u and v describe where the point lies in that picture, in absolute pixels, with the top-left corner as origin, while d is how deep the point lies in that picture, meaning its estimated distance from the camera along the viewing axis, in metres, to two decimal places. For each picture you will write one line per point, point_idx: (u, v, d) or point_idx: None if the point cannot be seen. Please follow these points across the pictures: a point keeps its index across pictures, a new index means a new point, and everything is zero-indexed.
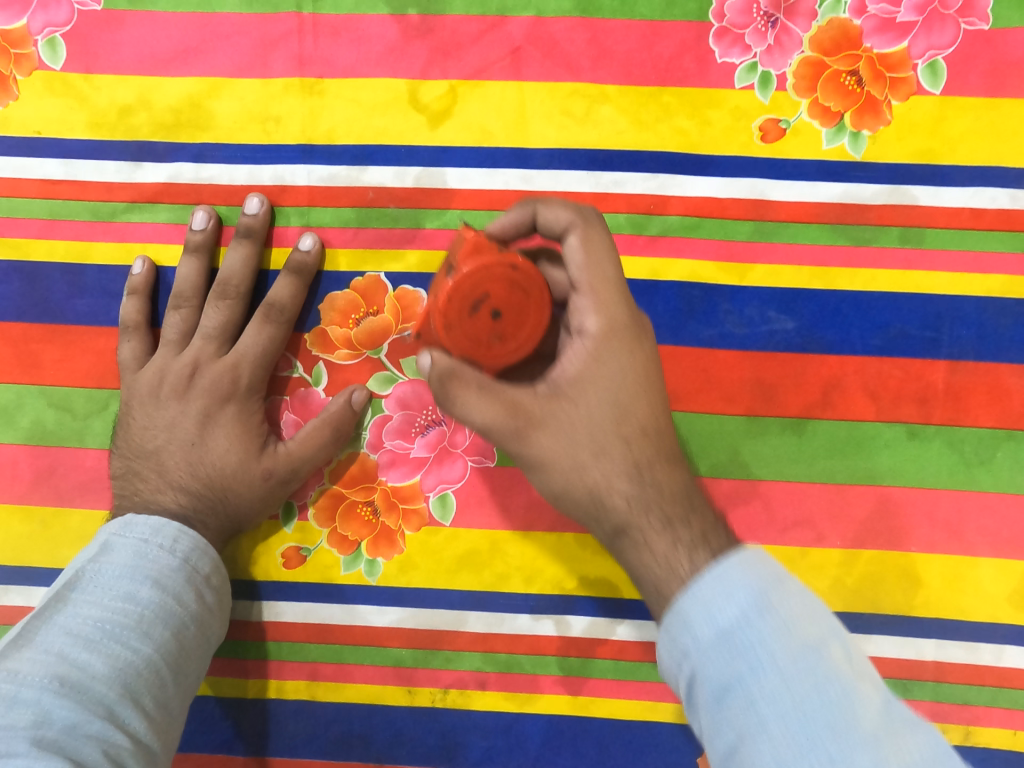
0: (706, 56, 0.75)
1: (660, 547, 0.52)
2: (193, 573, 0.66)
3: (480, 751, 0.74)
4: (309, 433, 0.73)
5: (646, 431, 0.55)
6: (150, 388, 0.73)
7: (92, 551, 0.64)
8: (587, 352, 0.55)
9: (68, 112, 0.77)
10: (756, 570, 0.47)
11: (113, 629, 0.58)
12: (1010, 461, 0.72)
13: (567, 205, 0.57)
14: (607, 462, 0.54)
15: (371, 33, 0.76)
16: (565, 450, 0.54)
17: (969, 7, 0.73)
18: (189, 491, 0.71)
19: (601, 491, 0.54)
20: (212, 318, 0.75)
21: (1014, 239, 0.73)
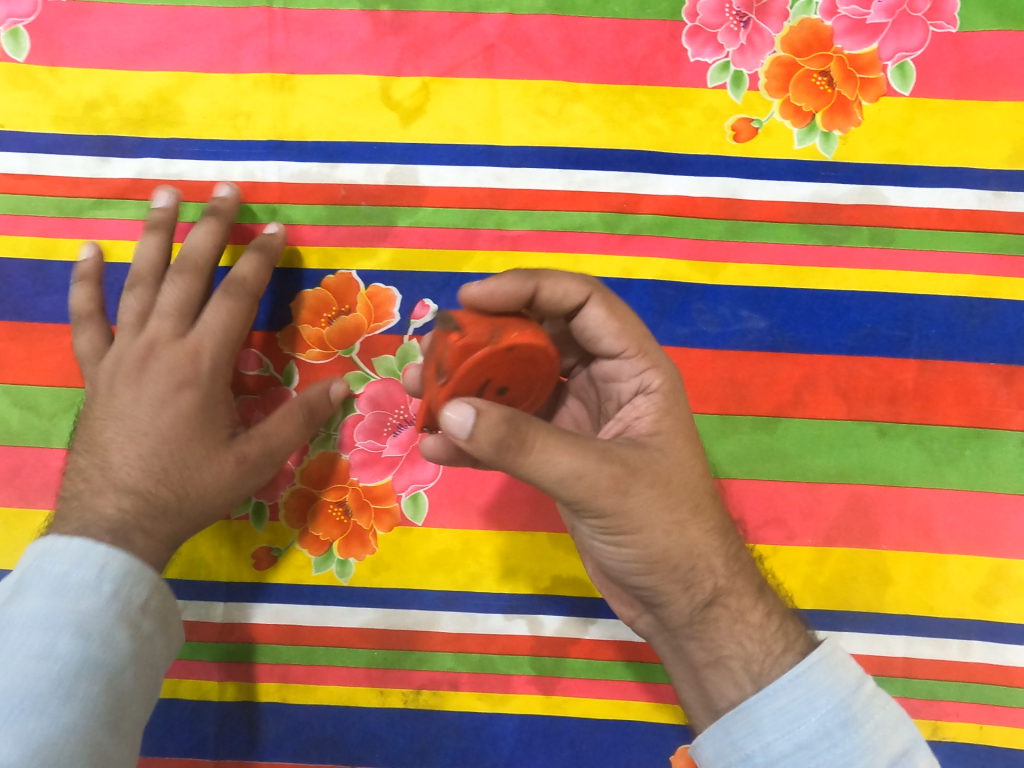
0: (679, 56, 0.75)
1: (746, 617, 0.58)
2: (126, 606, 0.57)
3: (453, 753, 0.73)
4: (282, 417, 0.70)
5: (700, 484, 0.58)
6: (109, 375, 0.68)
7: (4, 593, 0.56)
8: (656, 406, 0.59)
9: (32, 105, 0.76)
10: (840, 656, 0.55)
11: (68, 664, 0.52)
12: (977, 460, 0.73)
13: (580, 279, 0.60)
14: (702, 527, 0.57)
15: (343, 29, 0.76)
16: (665, 514, 0.55)
17: (937, 11, 0.74)
18: (134, 493, 0.63)
19: (698, 552, 0.56)
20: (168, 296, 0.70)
21: (981, 240, 0.73)
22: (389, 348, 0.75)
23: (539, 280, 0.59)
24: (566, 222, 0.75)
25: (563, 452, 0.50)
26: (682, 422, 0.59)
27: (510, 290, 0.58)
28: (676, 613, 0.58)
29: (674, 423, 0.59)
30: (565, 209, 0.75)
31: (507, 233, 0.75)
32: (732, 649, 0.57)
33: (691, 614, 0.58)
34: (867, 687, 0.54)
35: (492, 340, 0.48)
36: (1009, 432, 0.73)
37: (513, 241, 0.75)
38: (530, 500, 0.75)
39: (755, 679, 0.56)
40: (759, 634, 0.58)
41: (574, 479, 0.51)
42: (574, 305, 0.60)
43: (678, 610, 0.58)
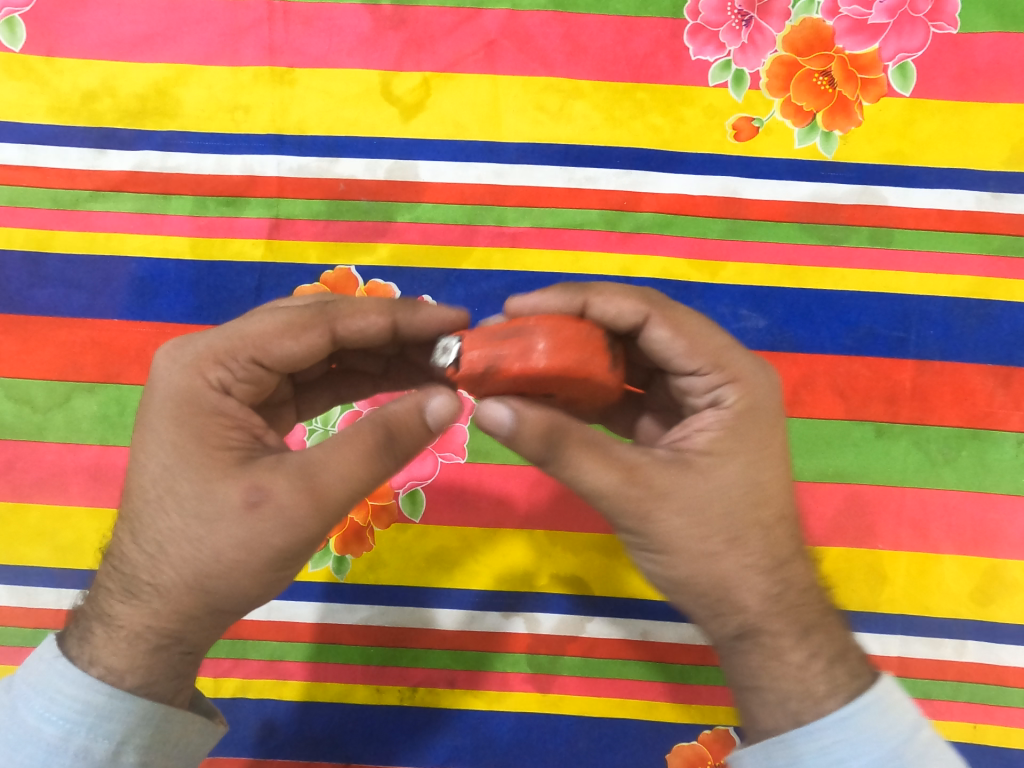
0: (680, 54, 0.75)
1: (788, 660, 0.48)
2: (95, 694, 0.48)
3: (448, 751, 0.73)
4: None
5: (753, 506, 0.48)
6: (165, 417, 0.49)
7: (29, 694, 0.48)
8: (724, 423, 0.50)
9: (28, 96, 0.75)
10: (897, 701, 0.48)
11: (114, 708, 0.47)
12: (974, 461, 0.73)
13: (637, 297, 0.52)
14: (745, 554, 0.48)
15: (344, 23, 0.75)
16: (698, 535, 0.47)
17: (938, 12, 0.74)
18: (165, 603, 0.47)
19: (734, 582, 0.48)
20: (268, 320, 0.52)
21: (979, 241, 0.74)
22: None
23: (586, 296, 0.52)
24: (566, 219, 0.74)
25: (586, 464, 0.46)
26: (752, 441, 0.49)
27: (553, 303, 0.52)
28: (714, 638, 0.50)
29: (736, 437, 0.49)
30: (565, 206, 0.74)
31: (507, 229, 0.74)
32: (776, 686, 0.48)
33: (724, 642, 0.50)
34: (926, 733, 0.47)
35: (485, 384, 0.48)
36: (1006, 433, 0.73)
37: (512, 238, 0.74)
38: (528, 498, 0.75)
39: (791, 721, 0.47)
40: (802, 682, 0.48)
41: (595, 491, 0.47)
42: (632, 325, 0.52)
43: (713, 635, 0.50)
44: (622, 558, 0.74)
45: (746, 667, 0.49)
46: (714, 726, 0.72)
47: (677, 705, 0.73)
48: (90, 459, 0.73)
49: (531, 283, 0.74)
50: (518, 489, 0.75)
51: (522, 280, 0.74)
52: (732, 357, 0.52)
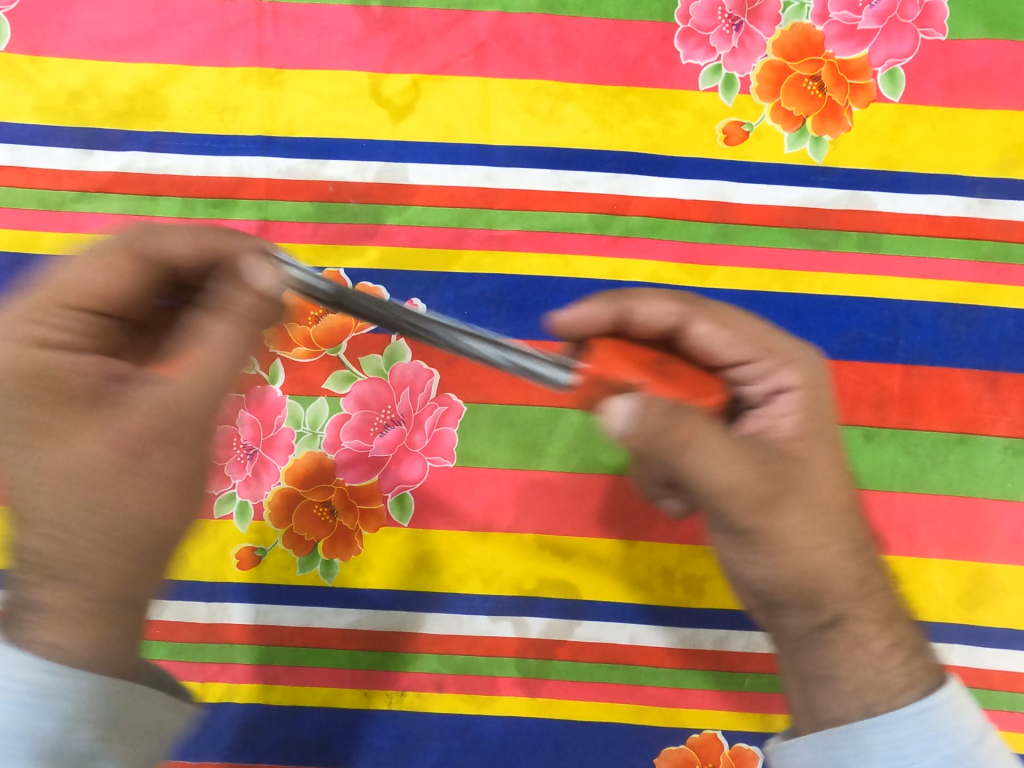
0: (671, 57, 0.75)
1: (870, 645, 0.50)
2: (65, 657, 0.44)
3: (437, 755, 0.72)
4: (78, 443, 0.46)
5: (835, 499, 0.51)
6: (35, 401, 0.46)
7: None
8: (799, 406, 0.54)
9: (14, 95, 0.75)
10: (964, 703, 0.50)
11: (67, 686, 0.43)
12: (961, 465, 0.73)
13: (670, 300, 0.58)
14: (836, 540, 0.50)
15: (334, 24, 0.75)
16: (800, 521, 0.49)
17: (927, 18, 0.74)
18: (138, 574, 0.46)
19: (833, 569, 0.50)
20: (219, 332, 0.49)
21: (967, 246, 0.74)
22: (376, 348, 0.75)
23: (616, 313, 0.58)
24: (557, 222, 0.74)
25: (674, 435, 0.48)
26: (830, 440, 0.53)
27: (592, 317, 0.58)
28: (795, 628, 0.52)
29: (817, 429, 0.53)
30: (555, 209, 0.74)
31: (497, 232, 0.74)
32: (846, 673, 0.50)
33: (808, 629, 0.51)
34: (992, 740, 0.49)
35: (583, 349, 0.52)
36: (993, 437, 0.73)
37: (502, 241, 0.74)
38: (516, 502, 0.75)
39: (874, 705, 0.49)
40: (884, 669, 0.50)
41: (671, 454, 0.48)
42: (667, 324, 0.58)
43: (797, 624, 0.51)
44: (612, 561, 0.74)
45: (823, 657, 0.51)
46: (703, 729, 0.72)
47: (665, 708, 0.73)
48: None
49: (521, 287, 0.74)
50: (506, 492, 0.75)
51: (511, 284, 0.74)
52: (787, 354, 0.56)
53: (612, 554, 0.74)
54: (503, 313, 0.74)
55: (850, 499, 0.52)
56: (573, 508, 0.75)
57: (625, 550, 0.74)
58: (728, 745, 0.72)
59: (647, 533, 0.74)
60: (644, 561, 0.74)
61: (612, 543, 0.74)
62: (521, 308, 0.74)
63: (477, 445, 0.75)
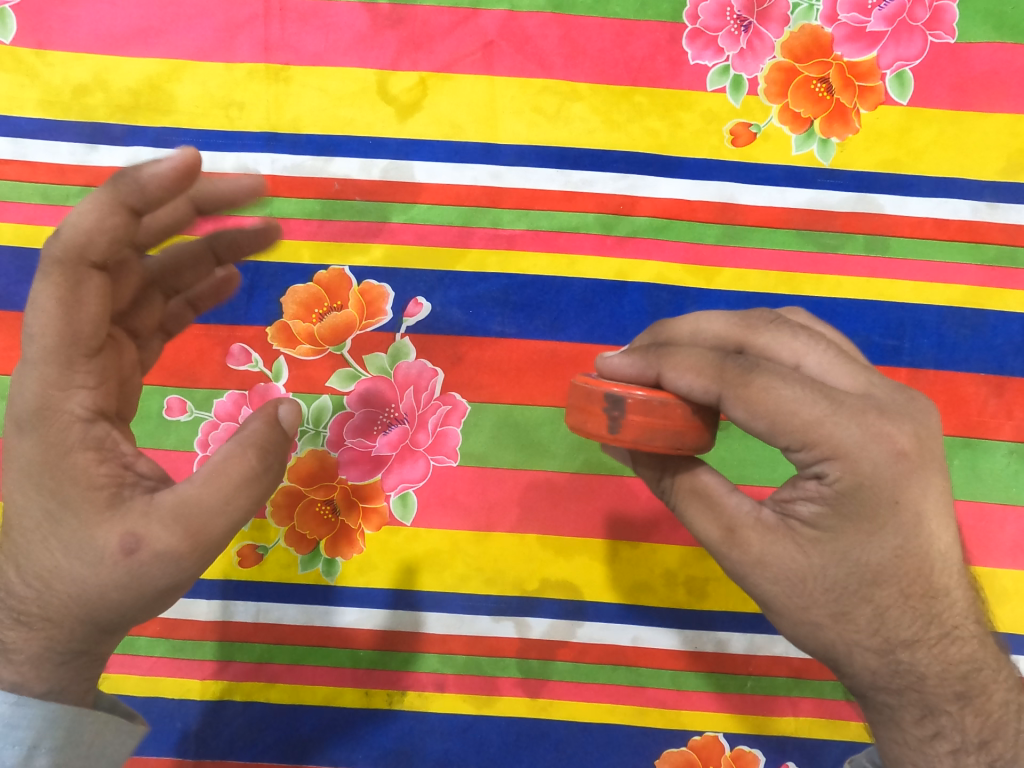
0: (679, 58, 0.75)
1: (901, 725, 0.50)
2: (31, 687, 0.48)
3: (437, 754, 0.72)
4: (61, 513, 0.46)
5: (920, 569, 0.47)
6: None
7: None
8: (917, 482, 0.46)
9: (19, 89, 0.74)
10: None
11: (24, 717, 0.48)
12: (966, 470, 0.73)
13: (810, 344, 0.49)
14: (905, 619, 0.47)
15: (341, 21, 0.75)
16: (862, 607, 0.47)
17: (936, 21, 0.74)
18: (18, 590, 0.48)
19: (903, 643, 0.48)
20: (43, 294, 0.46)
21: (973, 251, 0.74)
22: (379, 346, 0.74)
23: (727, 392, 0.46)
24: (562, 222, 0.74)
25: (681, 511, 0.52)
26: (933, 498, 0.46)
27: (695, 389, 0.47)
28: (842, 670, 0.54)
29: (887, 518, 0.46)
30: (561, 209, 0.74)
31: (503, 231, 0.74)
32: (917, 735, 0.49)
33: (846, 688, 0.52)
34: None
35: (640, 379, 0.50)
36: (998, 442, 0.73)
37: (508, 240, 0.74)
38: (519, 503, 0.74)
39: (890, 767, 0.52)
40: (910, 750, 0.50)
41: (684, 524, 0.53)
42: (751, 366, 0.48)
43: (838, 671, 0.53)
44: (615, 562, 0.74)
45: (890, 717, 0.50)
46: (704, 732, 0.72)
47: (666, 711, 0.73)
48: None
49: (526, 286, 0.74)
50: (510, 493, 0.74)
51: (516, 283, 0.74)
52: (883, 465, 0.45)
53: (615, 555, 0.74)
54: (508, 312, 0.74)
55: (937, 562, 0.47)
56: (576, 509, 0.74)
57: (629, 552, 0.74)
58: (728, 748, 0.72)
59: (651, 534, 0.74)
60: (647, 562, 0.74)
61: (614, 544, 0.74)
62: (527, 307, 0.74)
63: (481, 445, 0.74)
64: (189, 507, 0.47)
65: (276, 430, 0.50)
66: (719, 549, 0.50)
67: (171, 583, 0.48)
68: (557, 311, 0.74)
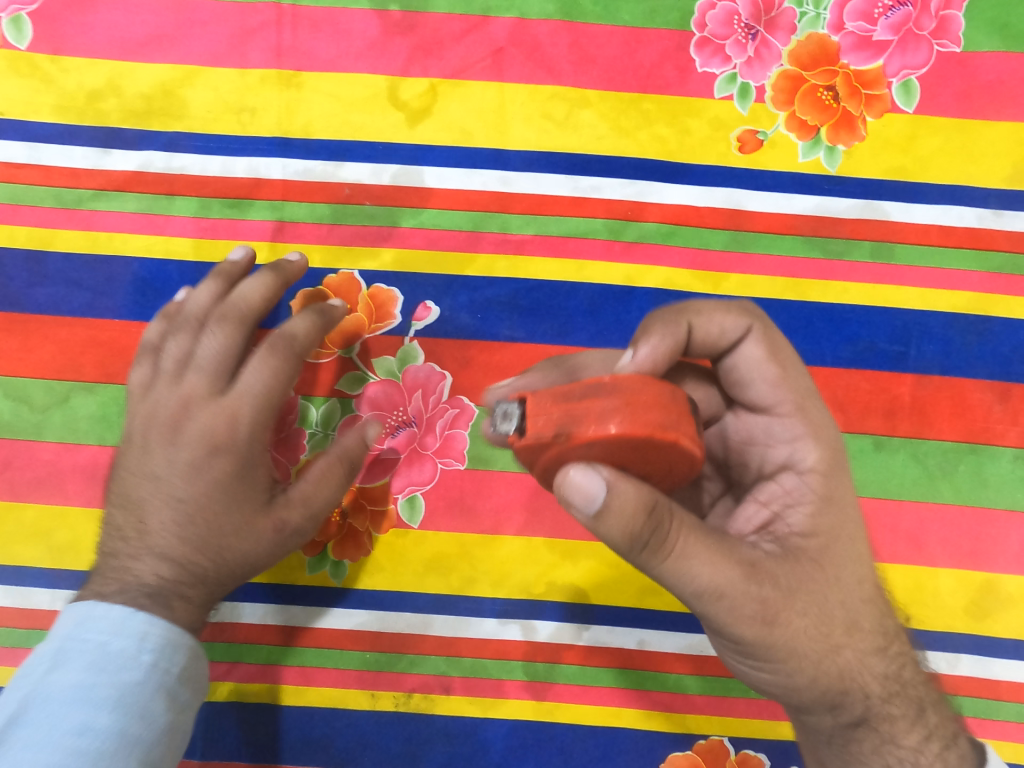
0: (686, 66, 0.75)
1: (898, 738, 0.55)
2: (161, 676, 0.54)
3: (442, 757, 0.73)
4: (219, 502, 0.60)
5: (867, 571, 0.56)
6: (140, 431, 0.63)
7: (43, 665, 0.54)
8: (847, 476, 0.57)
9: (33, 93, 0.75)
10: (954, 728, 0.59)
11: (150, 695, 0.53)
12: (971, 475, 0.73)
13: (736, 313, 0.57)
14: (869, 625, 0.54)
15: (353, 28, 0.75)
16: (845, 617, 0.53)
17: (942, 30, 0.74)
18: (172, 560, 0.60)
19: (870, 648, 0.54)
20: (258, 360, 0.63)
21: (978, 258, 0.74)
22: (388, 350, 0.74)
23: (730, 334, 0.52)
24: (571, 227, 0.75)
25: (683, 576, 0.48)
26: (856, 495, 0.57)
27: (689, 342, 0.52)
28: (815, 724, 0.57)
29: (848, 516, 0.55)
30: (571, 214, 0.75)
31: (511, 236, 0.75)
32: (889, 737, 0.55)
33: (837, 730, 0.56)
34: None
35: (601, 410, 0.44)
36: (1003, 448, 0.73)
37: (516, 245, 0.75)
38: (526, 506, 0.74)
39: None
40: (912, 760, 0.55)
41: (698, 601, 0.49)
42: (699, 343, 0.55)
43: (817, 723, 0.56)
44: (619, 567, 0.75)
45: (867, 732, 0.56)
46: (710, 736, 0.73)
47: (672, 714, 0.73)
48: (87, 458, 0.73)
49: (534, 291, 0.74)
50: (517, 497, 0.74)
51: (524, 287, 0.74)
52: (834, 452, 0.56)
53: (620, 560, 0.74)
54: (516, 316, 0.74)
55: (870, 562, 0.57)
56: None
57: None
58: (734, 753, 0.72)
59: None
60: None
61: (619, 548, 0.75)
62: (535, 312, 0.74)
63: (488, 448, 0.75)
64: (314, 506, 0.63)
65: (362, 446, 0.66)
66: (767, 615, 0.50)
67: (288, 549, 0.63)
68: (565, 316, 0.74)
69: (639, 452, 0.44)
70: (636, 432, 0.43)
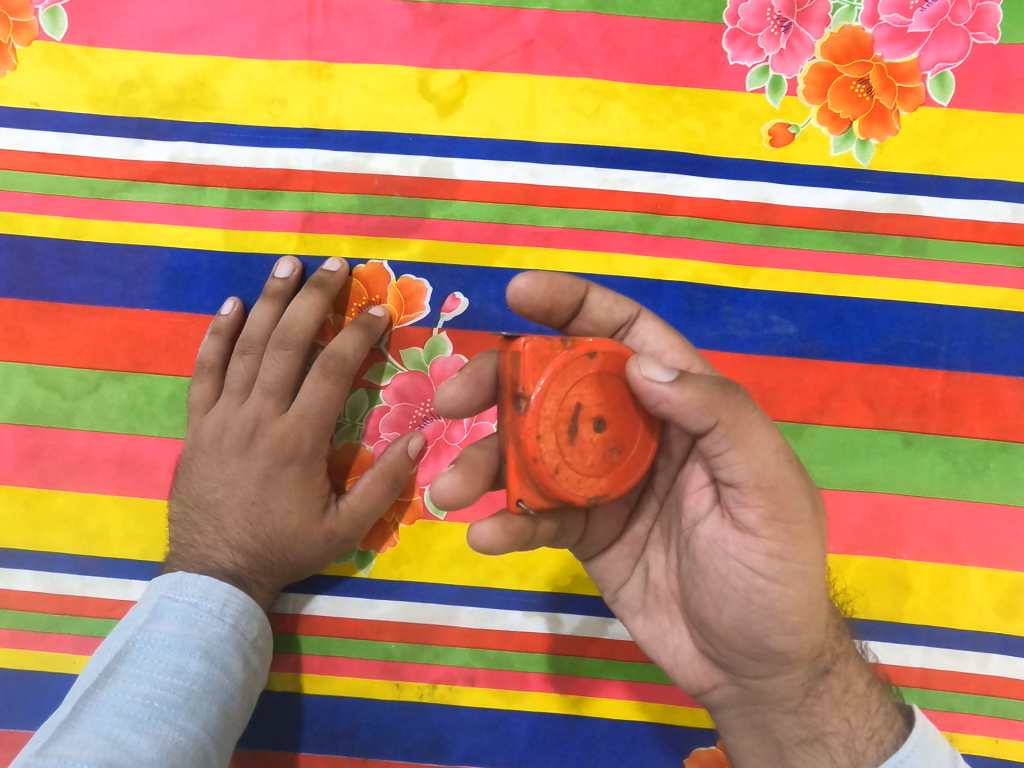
0: (718, 58, 0.74)
1: (853, 686, 0.55)
2: (241, 639, 0.65)
3: (467, 748, 0.73)
4: (290, 504, 0.70)
5: None
6: (210, 438, 0.72)
7: (142, 617, 0.63)
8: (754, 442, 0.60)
9: (67, 85, 0.76)
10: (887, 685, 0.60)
11: (212, 681, 0.61)
12: (1001, 473, 0.74)
13: (626, 298, 0.61)
14: None
15: (383, 18, 0.75)
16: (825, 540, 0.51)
17: (979, 21, 0.73)
18: (246, 552, 0.70)
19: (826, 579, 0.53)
20: (314, 380, 0.71)
21: (1013, 253, 0.74)
22: (416, 341, 0.75)
23: (646, 313, 0.61)
24: (600, 220, 0.74)
25: (737, 453, 0.46)
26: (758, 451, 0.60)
27: (616, 312, 0.61)
28: (780, 684, 0.53)
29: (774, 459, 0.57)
30: (599, 207, 0.74)
31: (541, 229, 0.74)
32: (835, 687, 0.54)
33: (806, 685, 0.53)
34: None
35: (568, 345, 0.47)
36: None
37: (546, 237, 0.75)
38: None
39: (858, 762, 0.53)
40: (863, 706, 0.55)
41: (764, 477, 0.47)
42: (622, 321, 0.61)
43: (785, 681, 0.53)
44: None
45: (827, 681, 0.54)
46: None
47: (695, 709, 0.73)
48: (117, 447, 0.76)
49: None
50: None
51: None
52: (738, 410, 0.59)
53: None
54: None
55: None
56: None
57: None
58: None
59: None
60: None
61: None
62: None
63: None
64: (357, 514, 0.71)
65: (403, 460, 0.71)
66: (811, 501, 0.49)
67: (339, 549, 0.72)
68: None
69: (618, 383, 0.49)
70: (615, 349, 0.49)
